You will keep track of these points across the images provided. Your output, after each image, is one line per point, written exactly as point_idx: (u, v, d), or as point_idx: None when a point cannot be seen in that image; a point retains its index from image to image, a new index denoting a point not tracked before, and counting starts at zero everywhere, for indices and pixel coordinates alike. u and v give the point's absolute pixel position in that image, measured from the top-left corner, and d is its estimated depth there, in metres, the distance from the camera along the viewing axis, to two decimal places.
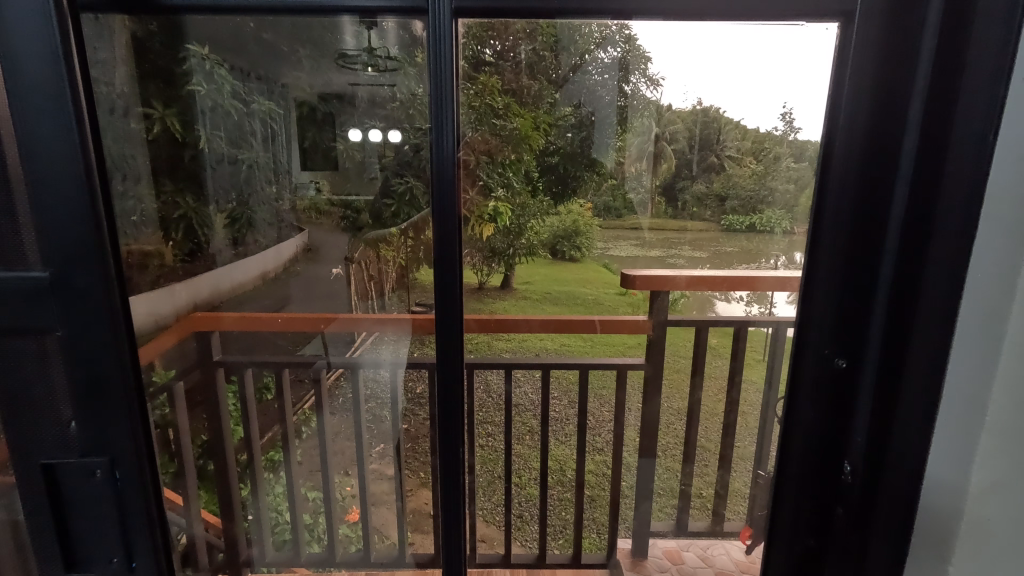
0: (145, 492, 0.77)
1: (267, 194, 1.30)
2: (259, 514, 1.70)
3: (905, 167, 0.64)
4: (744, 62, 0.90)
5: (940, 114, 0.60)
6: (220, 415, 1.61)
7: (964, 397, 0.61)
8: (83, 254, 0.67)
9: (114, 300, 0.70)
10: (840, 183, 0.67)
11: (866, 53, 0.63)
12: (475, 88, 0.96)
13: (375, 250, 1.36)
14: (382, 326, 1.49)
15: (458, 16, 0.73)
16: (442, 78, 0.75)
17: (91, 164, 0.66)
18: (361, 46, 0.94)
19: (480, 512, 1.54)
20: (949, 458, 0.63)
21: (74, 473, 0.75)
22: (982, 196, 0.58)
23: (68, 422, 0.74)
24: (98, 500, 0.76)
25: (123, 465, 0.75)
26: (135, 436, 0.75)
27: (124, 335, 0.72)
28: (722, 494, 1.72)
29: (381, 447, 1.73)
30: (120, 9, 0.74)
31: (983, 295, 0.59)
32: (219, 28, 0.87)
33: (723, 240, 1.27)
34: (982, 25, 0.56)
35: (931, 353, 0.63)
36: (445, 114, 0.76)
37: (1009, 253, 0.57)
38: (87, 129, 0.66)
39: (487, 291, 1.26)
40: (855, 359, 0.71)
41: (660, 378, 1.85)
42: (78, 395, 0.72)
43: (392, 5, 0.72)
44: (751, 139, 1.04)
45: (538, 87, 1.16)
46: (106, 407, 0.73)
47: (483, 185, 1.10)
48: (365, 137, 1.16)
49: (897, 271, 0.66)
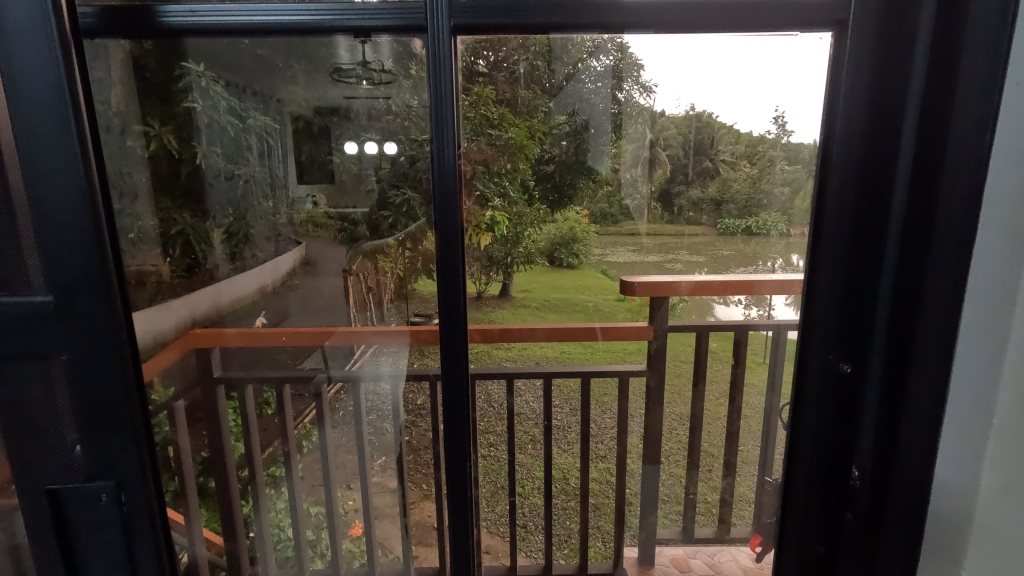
0: (152, 513, 0.76)
1: (265, 209, 1.32)
2: (263, 531, 1.68)
3: (902, 172, 0.65)
4: (735, 69, 0.91)
5: (933, 119, 0.61)
6: (220, 432, 1.61)
7: (971, 399, 0.60)
8: (87, 274, 0.67)
9: (115, 321, 0.69)
10: (841, 187, 0.68)
11: (859, 58, 0.64)
12: (469, 99, 0.96)
13: (373, 261, 1.36)
14: (382, 338, 1.48)
15: (457, 32, 0.73)
16: (442, 91, 0.75)
17: (94, 183, 0.67)
18: (355, 60, 0.94)
19: (485, 523, 1.54)
20: (958, 464, 0.61)
21: (79, 497, 0.74)
22: (980, 198, 0.58)
23: (73, 445, 0.73)
24: (104, 524, 0.75)
25: (129, 488, 0.74)
26: (142, 458, 0.74)
27: (128, 357, 0.71)
28: (728, 500, 1.78)
29: (383, 460, 1.69)
30: (119, 32, 0.75)
31: (986, 295, 0.58)
32: (218, 45, 0.87)
33: (720, 245, 1.27)
34: (974, 28, 0.56)
35: (937, 355, 0.62)
36: (445, 125, 0.76)
37: (1008, 251, 0.55)
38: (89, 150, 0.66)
39: (487, 300, 1.26)
40: (860, 361, 0.71)
41: (663, 386, 1.84)
42: (84, 418, 0.72)
43: (390, 22, 0.73)
44: (744, 143, 1.06)
45: (531, 96, 1.17)
46: (112, 430, 0.73)
47: (479, 195, 1.10)
48: (362, 149, 1.18)
49: (899, 274, 0.67)
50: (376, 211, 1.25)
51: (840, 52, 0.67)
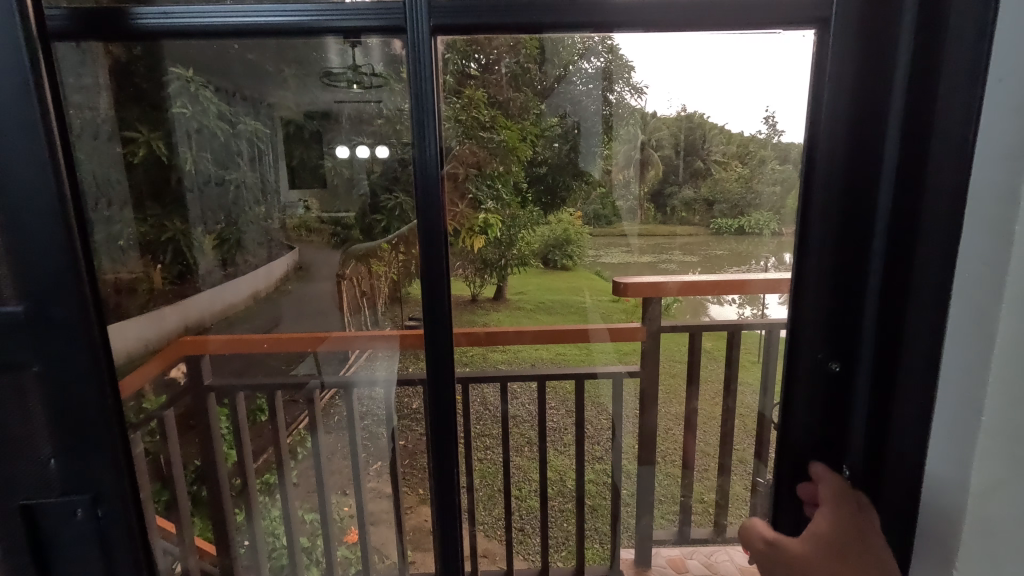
0: (130, 529, 0.75)
1: (256, 215, 1.30)
2: (256, 540, 1.66)
3: (887, 170, 0.65)
4: (731, 64, 0.89)
5: (917, 117, 0.62)
6: (212, 440, 1.61)
7: (960, 397, 0.60)
8: (58, 282, 0.66)
9: (88, 330, 0.68)
10: (833, 185, 0.68)
11: (845, 56, 0.64)
12: (460, 102, 1.00)
13: (366, 265, 1.32)
14: (376, 342, 1.41)
15: (436, 32, 0.73)
16: (426, 94, 0.75)
17: (65, 184, 0.65)
18: (347, 64, 0.93)
19: (480, 527, 1.52)
20: (948, 461, 0.62)
21: (56, 512, 0.73)
22: (965, 196, 0.58)
23: (47, 459, 0.72)
24: (81, 539, 0.74)
25: (106, 504, 0.73)
26: (120, 471, 0.73)
27: (103, 367, 0.71)
28: (723, 503, 1.69)
29: (379, 465, 1.64)
30: (96, 36, 0.74)
31: (975, 293, 0.57)
32: (199, 50, 0.87)
33: (713, 244, 1.28)
34: (955, 26, 0.57)
35: (928, 349, 0.62)
36: (428, 128, 0.76)
37: (993, 248, 0.56)
38: (60, 156, 0.65)
39: (481, 303, 1.29)
40: (848, 360, 0.72)
41: (657, 386, 1.85)
42: (60, 432, 0.71)
43: (372, 22, 0.72)
44: (735, 143, 1.05)
45: (523, 99, 1.16)
46: (89, 444, 0.72)
47: (473, 198, 1.11)
48: (354, 153, 1.15)
49: (886, 272, 0.67)
50: (369, 214, 1.21)
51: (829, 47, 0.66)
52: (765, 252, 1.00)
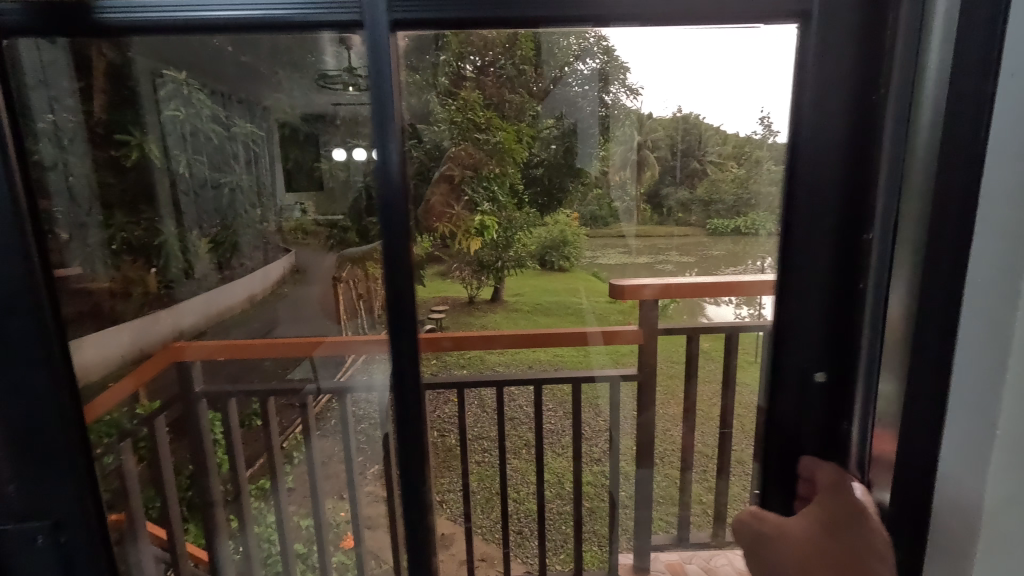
0: (92, 550, 0.81)
1: (253, 217, 1.28)
2: (248, 546, 1.61)
3: (883, 181, 0.67)
4: (712, 64, 0.89)
5: (907, 128, 0.63)
6: (202, 441, 1.59)
7: (970, 411, 0.58)
8: (16, 284, 0.72)
9: (42, 328, 0.74)
10: (811, 188, 0.70)
11: (821, 56, 0.66)
12: (455, 103, 1.08)
13: (363, 268, 1.18)
14: (370, 347, 1.33)
15: (395, 29, 0.73)
16: (382, 93, 0.74)
17: (16, 182, 0.71)
18: (342, 64, 0.86)
19: (479, 527, 1.62)
20: (964, 479, 0.59)
21: (15, 538, 0.78)
22: (975, 199, 0.56)
23: (5, 486, 0.77)
24: (38, 565, 0.79)
25: (66, 529, 0.79)
26: (81, 500, 0.79)
27: (61, 375, 0.76)
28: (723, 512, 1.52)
29: (375, 467, 1.53)
30: (54, 22, 0.73)
31: (984, 302, 0.56)
32: (184, 49, 0.85)
33: (710, 245, 1.19)
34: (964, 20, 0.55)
35: (936, 358, 0.61)
36: (386, 130, 0.74)
37: (1007, 254, 0.54)
38: (9, 169, 0.71)
39: (478, 303, 1.48)
40: (840, 369, 0.74)
41: (655, 383, 1.83)
42: (15, 455, 0.76)
43: (329, 20, 0.72)
44: (731, 143, 1.00)
45: (519, 100, 1.19)
46: (44, 474, 0.77)
47: (468, 198, 1.25)
48: (351, 157, 1.05)
49: (877, 284, 0.69)
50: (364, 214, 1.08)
51: (820, 45, 0.66)
52: (751, 255, 1.00)
